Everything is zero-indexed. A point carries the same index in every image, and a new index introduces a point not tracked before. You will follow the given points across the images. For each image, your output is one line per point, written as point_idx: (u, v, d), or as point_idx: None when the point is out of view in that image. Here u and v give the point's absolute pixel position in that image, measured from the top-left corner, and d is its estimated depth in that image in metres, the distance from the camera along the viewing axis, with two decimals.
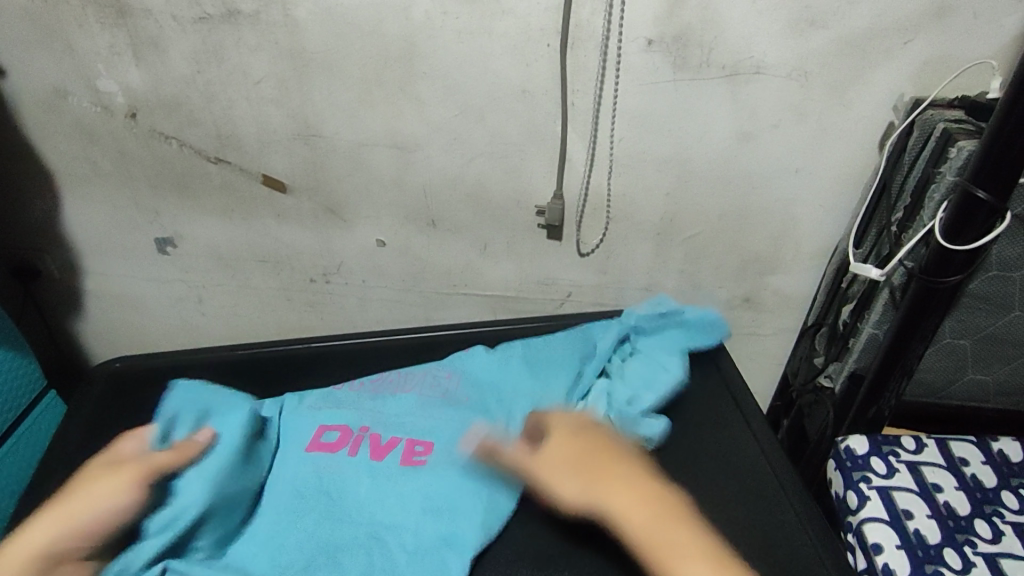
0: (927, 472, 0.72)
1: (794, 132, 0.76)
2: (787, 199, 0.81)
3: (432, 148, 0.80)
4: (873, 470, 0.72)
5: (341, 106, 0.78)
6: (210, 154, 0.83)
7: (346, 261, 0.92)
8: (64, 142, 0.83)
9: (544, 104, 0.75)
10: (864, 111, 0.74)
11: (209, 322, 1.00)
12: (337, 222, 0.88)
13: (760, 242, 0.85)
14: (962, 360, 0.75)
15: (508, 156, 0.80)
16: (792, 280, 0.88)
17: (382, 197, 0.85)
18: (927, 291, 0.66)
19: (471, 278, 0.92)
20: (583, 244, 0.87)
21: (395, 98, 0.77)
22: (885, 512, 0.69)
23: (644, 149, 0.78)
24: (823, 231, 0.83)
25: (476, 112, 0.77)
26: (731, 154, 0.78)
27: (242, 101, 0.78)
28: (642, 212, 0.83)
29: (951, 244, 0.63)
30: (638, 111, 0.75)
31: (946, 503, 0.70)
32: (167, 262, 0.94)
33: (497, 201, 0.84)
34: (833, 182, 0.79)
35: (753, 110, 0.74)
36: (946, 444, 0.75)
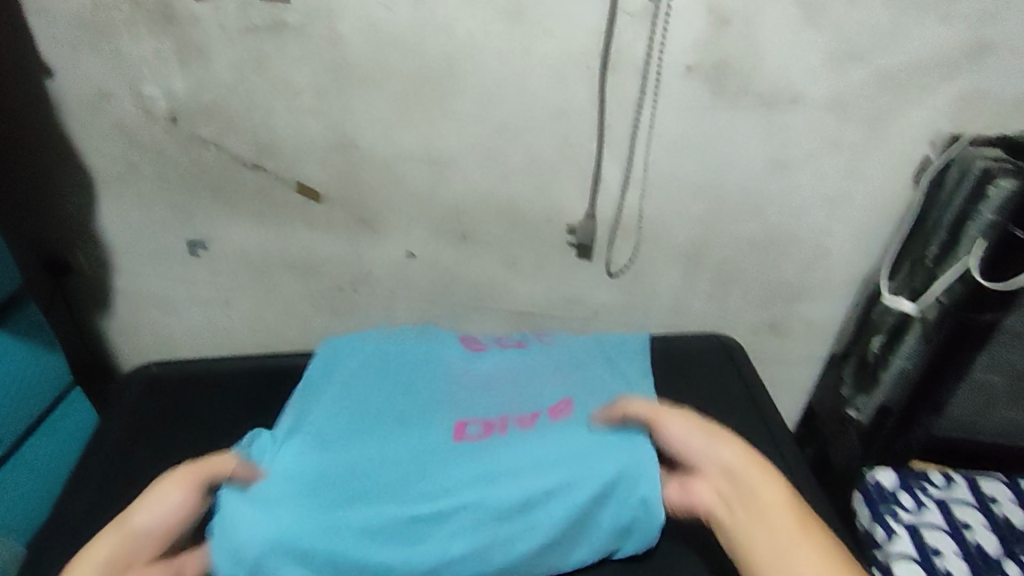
0: (957, 508, 0.72)
1: (828, 162, 0.76)
2: (818, 228, 0.81)
3: (467, 165, 0.81)
4: (901, 505, 0.72)
5: (380, 119, 0.79)
6: (247, 160, 0.84)
7: (374, 272, 0.93)
8: (104, 142, 0.85)
9: (580, 125, 0.76)
10: (900, 144, 0.74)
11: (235, 325, 1.01)
12: (368, 233, 0.89)
13: (789, 270, 0.85)
14: (994, 395, 0.74)
15: (542, 174, 0.81)
16: (820, 310, 0.88)
17: (414, 210, 0.86)
18: (961, 326, 0.66)
19: (497, 294, 0.92)
20: (614, 265, 0.87)
21: (433, 113, 0.78)
22: (913, 548, 0.69)
23: (677, 174, 0.79)
24: (852, 261, 0.83)
25: (512, 130, 0.78)
26: (764, 182, 0.78)
27: (283, 110, 0.80)
28: (673, 235, 0.83)
29: (988, 283, 0.63)
30: (672, 136, 0.76)
31: (976, 543, 0.69)
32: (198, 264, 0.95)
33: (528, 218, 0.84)
34: (864, 212, 0.79)
35: (789, 138, 0.75)
36: (976, 482, 0.75)
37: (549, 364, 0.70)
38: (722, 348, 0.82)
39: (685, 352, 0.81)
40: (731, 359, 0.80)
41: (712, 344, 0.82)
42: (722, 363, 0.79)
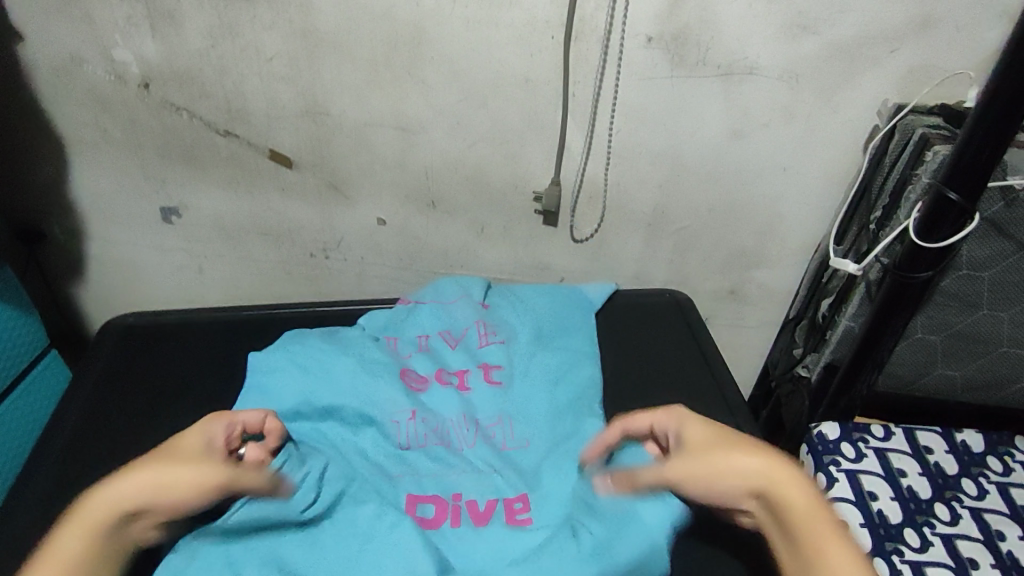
0: (893, 457, 0.77)
1: (782, 132, 0.79)
2: (773, 196, 0.85)
3: (436, 132, 0.83)
4: (843, 455, 0.76)
5: (350, 86, 0.81)
6: (219, 127, 0.86)
7: (346, 238, 0.95)
8: (77, 109, 0.86)
9: (546, 94, 0.79)
10: (850, 114, 0.77)
11: (209, 291, 1.03)
12: (339, 199, 0.91)
13: (746, 237, 0.89)
14: (932, 354, 0.79)
15: (509, 142, 0.83)
16: (776, 276, 0.92)
17: (384, 176, 0.88)
18: (899, 285, 0.70)
19: (467, 260, 0.95)
20: (579, 231, 0.90)
21: (402, 81, 0.80)
22: (851, 493, 0.74)
23: (639, 143, 0.82)
24: (805, 228, 0.87)
25: (479, 99, 0.80)
26: (722, 151, 0.81)
27: (254, 76, 0.81)
28: (635, 202, 0.86)
29: (924, 242, 0.67)
30: (634, 105, 0.79)
31: (909, 487, 0.75)
32: (171, 231, 0.96)
33: (496, 185, 0.87)
34: (817, 181, 0.83)
35: (745, 108, 0.78)
36: (913, 433, 0.80)
37: (531, 350, 0.76)
38: (676, 304, 0.90)
39: (639, 305, 0.90)
40: (681, 312, 0.89)
41: (666, 300, 0.91)
42: (671, 315, 0.89)
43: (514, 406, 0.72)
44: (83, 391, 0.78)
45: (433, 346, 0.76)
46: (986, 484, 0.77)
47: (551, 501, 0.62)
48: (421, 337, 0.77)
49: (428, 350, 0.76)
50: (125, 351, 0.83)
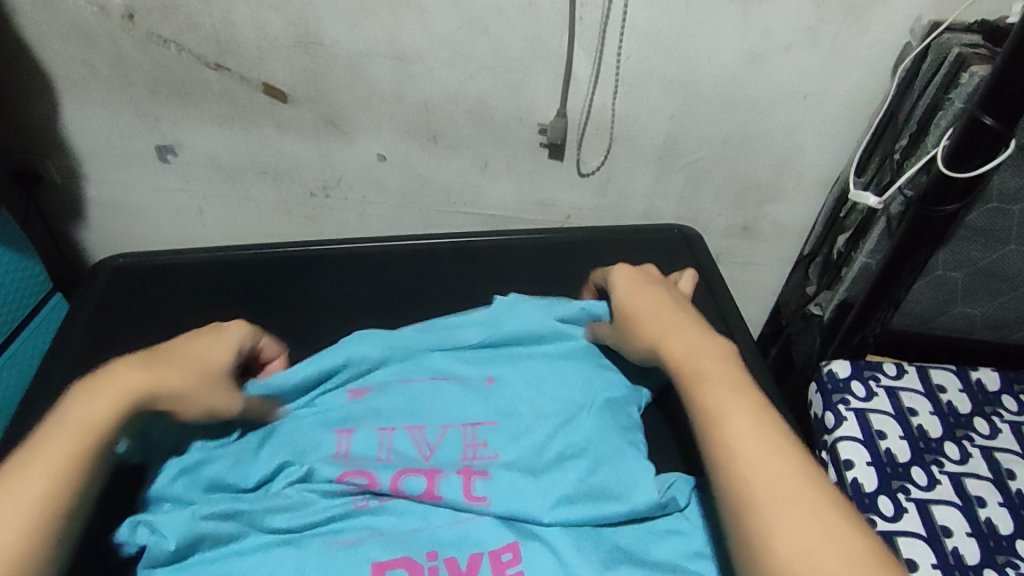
0: (905, 396, 0.75)
1: (804, 55, 0.74)
2: (791, 126, 0.80)
3: (435, 62, 0.79)
4: (853, 393, 0.74)
5: (342, 13, 0.76)
6: (210, 60, 0.82)
7: (346, 176, 0.92)
8: (62, 44, 0.82)
9: (551, 17, 0.73)
10: (879, 34, 0.72)
11: (210, 233, 1.01)
12: (337, 134, 0.87)
13: (761, 170, 0.84)
14: (952, 291, 0.76)
15: (512, 72, 0.79)
16: (792, 211, 0.88)
17: (383, 109, 0.84)
18: (923, 219, 0.66)
19: (470, 198, 0.92)
20: (585, 165, 0.86)
21: (398, 6, 0.75)
22: (859, 432, 0.72)
23: (650, 70, 0.77)
24: (825, 161, 0.82)
25: (480, 24, 0.75)
26: (738, 78, 0.76)
27: (242, 4, 0.76)
28: (645, 133, 0.82)
29: (950, 172, 0.63)
30: (645, 27, 0.73)
31: (919, 427, 0.73)
32: (169, 171, 0.94)
33: (500, 119, 0.83)
34: (839, 109, 0.78)
35: (766, 28, 0.72)
36: (926, 371, 0.78)
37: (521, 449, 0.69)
38: (683, 239, 0.88)
39: (644, 240, 0.88)
40: (688, 247, 0.87)
41: (673, 236, 0.88)
42: (678, 251, 0.87)
43: (509, 481, 0.66)
44: (86, 340, 0.79)
45: (397, 443, 0.70)
46: (999, 423, 0.75)
47: (539, 547, 0.62)
48: (383, 432, 0.70)
49: (394, 451, 0.69)
50: (122, 290, 0.84)
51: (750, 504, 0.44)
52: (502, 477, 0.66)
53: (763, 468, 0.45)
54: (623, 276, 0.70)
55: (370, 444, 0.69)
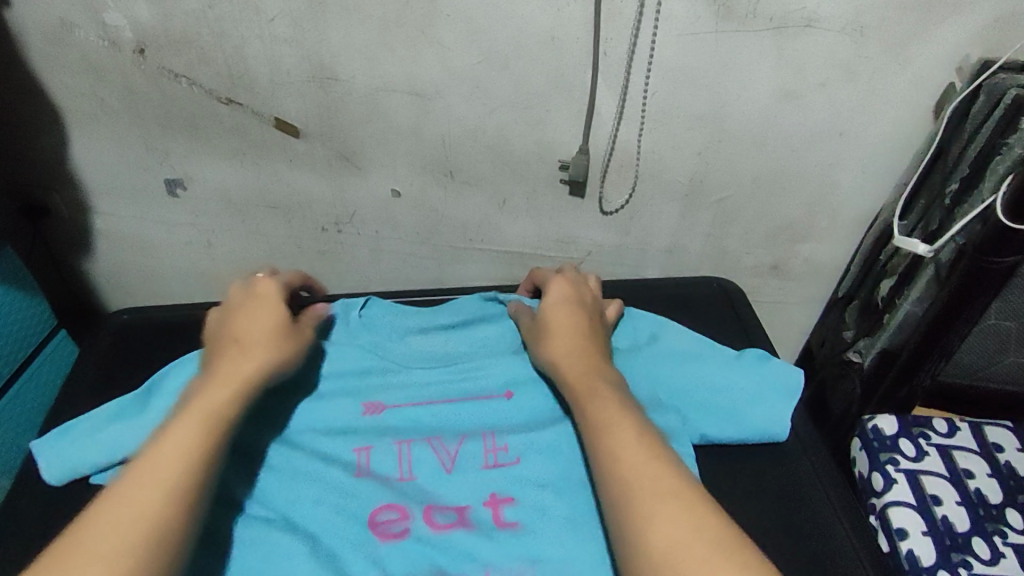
0: (958, 456, 0.71)
1: (841, 91, 0.70)
2: (826, 164, 0.76)
3: (453, 98, 0.76)
4: (902, 453, 0.70)
5: (359, 48, 0.74)
6: (221, 94, 0.79)
7: (359, 212, 0.89)
8: (71, 77, 0.80)
9: (574, 52, 0.70)
10: (922, 70, 0.68)
11: (219, 267, 0.99)
12: (350, 170, 0.85)
13: (794, 207, 0.80)
14: (1004, 341, 0.72)
15: (533, 107, 0.76)
16: (826, 249, 0.84)
17: (398, 145, 0.82)
18: (978, 270, 0.63)
19: (488, 234, 0.89)
20: (608, 203, 0.83)
21: (416, 42, 0.72)
22: (911, 497, 0.67)
23: (677, 106, 0.73)
24: (861, 199, 0.79)
25: (500, 59, 0.72)
26: (770, 115, 0.73)
27: (256, 39, 0.74)
28: (671, 171, 0.79)
29: (1013, 224, 0.59)
30: (673, 63, 0.70)
31: (977, 491, 0.68)
32: (177, 205, 0.92)
33: (519, 155, 0.80)
34: (877, 146, 0.74)
35: (801, 65, 0.69)
36: (980, 428, 0.73)
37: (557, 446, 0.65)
38: (723, 293, 0.84)
39: (681, 296, 0.84)
40: (729, 301, 0.83)
41: (713, 289, 0.84)
42: (719, 306, 0.83)
43: (539, 553, 0.58)
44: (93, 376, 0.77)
45: (417, 457, 0.64)
46: None
47: None
48: (400, 445, 0.65)
49: (414, 465, 0.63)
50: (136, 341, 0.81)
51: (619, 464, 0.50)
52: (522, 490, 0.62)
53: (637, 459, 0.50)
54: (558, 286, 0.70)
55: (391, 464, 0.63)
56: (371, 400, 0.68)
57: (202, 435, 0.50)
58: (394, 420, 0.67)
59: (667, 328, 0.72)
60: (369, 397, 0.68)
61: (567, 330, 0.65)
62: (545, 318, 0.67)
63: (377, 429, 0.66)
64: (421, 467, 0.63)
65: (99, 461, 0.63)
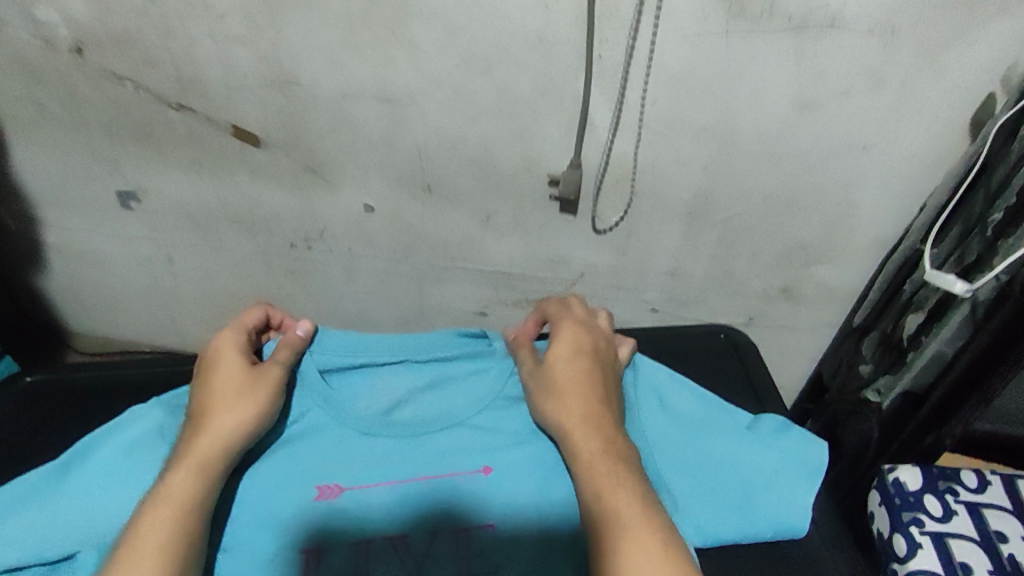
0: (990, 516, 0.64)
1: (868, 101, 0.62)
2: (847, 182, 0.68)
3: (429, 105, 0.68)
4: (927, 512, 0.64)
5: (322, 49, 0.65)
6: (172, 100, 0.71)
7: (330, 228, 0.81)
8: (4, 80, 0.71)
9: (564, 55, 0.62)
10: (962, 79, 0.59)
11: (182, 284, 0.91)
12: (319, 183, 0.77)
13: (810, 228, 0.72)
14: None
15: (519, 116, 0.67)
16: (843, 273, 0.76)
17: (369, 157, 0.73)
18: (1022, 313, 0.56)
19: (471, 252, 0.81)
20: (602, 221, 0.75)
21: (385, 42, 0.64)
22: (938, 564, 0.61)
23: (680, 116, 0.65)
24: (884, 220, 0.70)
25: (481, 63, 0.64)
26: (786, 127, 0.65)
27: (206, 38, 0.65)
28: (673, 187, 0.71)
29: None
30: (677, 68, 0.61)
31: (1011, 557, 0.62)
32: (132, 218, 0.84)
33: (503, 169, 0.72)
34: (905, 162, 0.66)
35: (824, 71, 0.60)
36: (1014, 483, 0.66)
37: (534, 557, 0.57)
38: (732, 348, 0.78)
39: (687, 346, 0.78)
40: (739, 358, 0.77)
41: (721, 342, 0.78)
42: (729, 364, 0.76)
43: None
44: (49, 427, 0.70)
45: (376, 564, 0.56)
46: None
47: None
48: (357, 549, 0.56)
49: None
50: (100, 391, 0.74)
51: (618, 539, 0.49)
52: None
53: (643, 537, 0.49)
54: (568, 332, 0.63)
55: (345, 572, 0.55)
56: (325, 483, 0.58)
57: (174, 530, 0.50)
58: (350, 509, 0.58)
59: (669, 385, 0.65)
60: (322, 480, 0.58)
61: (579, 385, 0.59)
62: (544, 379, 0.60)
63: (330, 522, 0.57)
64: (377, 571, 0.56)
65: (8, 563, 0.54)
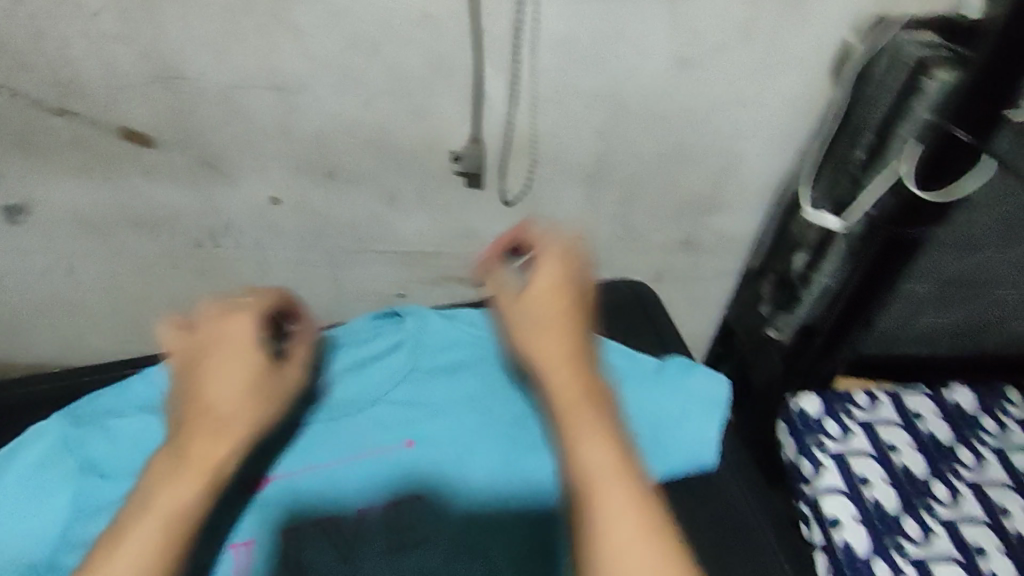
0: (882, 431, 0.70)
1: (739, 56, 0.66)
2: (730, 134, 0.72)
3: (322, 89, 0.68)
4: (829, 436, 0.69)
5: (203, 40, 0.64)
6: (51, 104, 0.68)
7: (236, 222, 0.80)
8: None
9: (449, 30, 0.63)
10: (821, 29, 0.64)
11: (86, 295, 0.87)
12: (218, 178, 0.75)
13: (703, 181, 0.76)
14: (920, 305, 0.70)
15: (413, 94, 0.68)
16: (738, 221, 0.80)
17: (267, 147, 0.73)
18: (891, 242, 0.60)
19: (382, 233, 0.81)
20: (508, 192, 0.77)
21: (268, 29, 0.63)
22: (843, 484, 0.67)
23: (569, 82, 0.67)
24: (768, 167, 0.75)
25: (369, 43, 0.64)
26: (668, 86, 0.68)
27: (80, 37, 0.63)
28: (571, 152, 0.73)
29: (921, 192, 0.56)
30: (560, 35, 0.63)
31: (903, 467, 0.68)
32: (24, 232, 0.80)
33: (404, 148, 0.73)
34: (780, 111, 0.70)
35: (695, 30, 0.63)
36: (900, 397, 0.72)
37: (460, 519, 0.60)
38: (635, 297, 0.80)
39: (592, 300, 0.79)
40: (642, 308, 0.79)
41: (625, 295, 0.80)
42: (633, 315, 0.78)
43: None
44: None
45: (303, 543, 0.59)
46: (981, 449, 0.70)
47: None
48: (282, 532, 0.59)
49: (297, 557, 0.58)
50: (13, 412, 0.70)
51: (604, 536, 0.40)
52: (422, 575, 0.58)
53: (610, 475, 0.42)
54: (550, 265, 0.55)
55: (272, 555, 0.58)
56: (243, 470, 0.60)
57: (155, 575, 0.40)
58: (275, 493, 0.60)
59: None
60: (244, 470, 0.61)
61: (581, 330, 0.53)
62: (529, 308, 0.54)
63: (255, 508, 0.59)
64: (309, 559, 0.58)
65: None
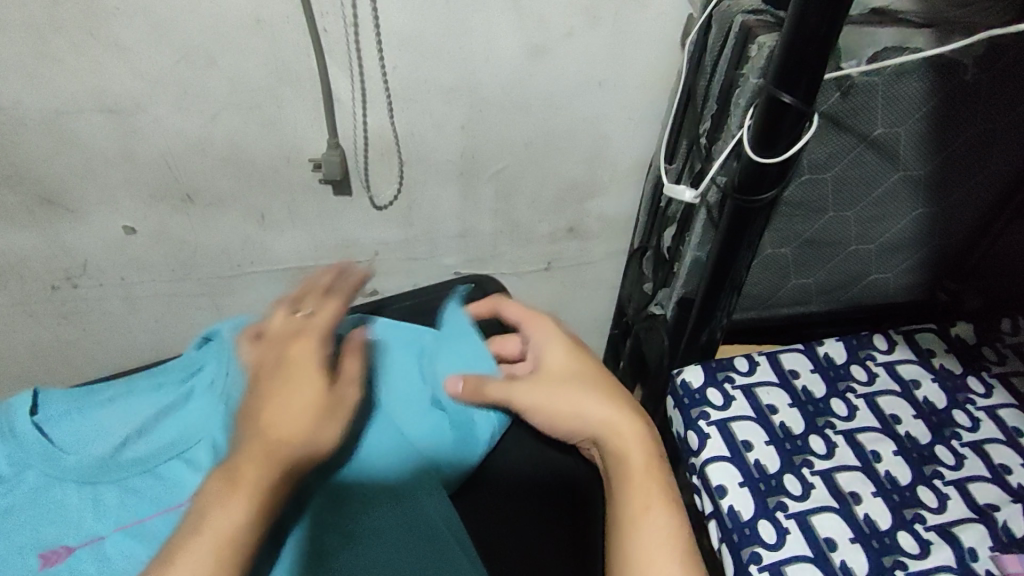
0: (762, 393, 0.69)
1: (589, 39, 0.65)
2: (593, 118, 0.72)
3: (160, 108, 0.63)
4: (710, 404, 0.67)
5: (13, 65, 0.58)
6: None
7: (92, 260, 0.74)
8: None
9: (288, 34, 0.60)
10: (662, 7, 0.64)
11: None
12: (61, 213, 0.69)
13: (575, 166, 0.76)
14: (785, 268, 0.73)
15: (262, 105, 0.65)
16: (615, 202, 0.81)
17: (110, 175, 0.67)
18: (742, 210, 0.61)
19: (256, 254, 0.77)
20: (380, 197, 0.74)
21: (86, 47, 0.58)
22: (725, 448, 0.65)
23: (423, 79, 0.65)
24: (634, 146, 0.76)
25: (202, 55, 0.60)
26: (525, 75, 0.67)
27: None
28: (438, 150, 0.71)
29: (762, 158, 0.56)
30: (404, 31, 0.61)
31: (782, 425, 0.67)
32: None
33: (262, 162, 0.69)
34: (637, 91, 0.71)
35: (543, 16, 0.63)
36: (777, 358, 0.72)
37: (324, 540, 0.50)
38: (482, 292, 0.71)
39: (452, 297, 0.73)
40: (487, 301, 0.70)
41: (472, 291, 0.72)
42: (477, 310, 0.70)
43: None
44: None
45: None
46: (855, 400, 0.70)
47: None
48: None
49: None
50: None
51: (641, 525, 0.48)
52: None
53: (653, 487, 0.49)
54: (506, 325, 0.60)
55: None
56: (49, 548, 0.47)
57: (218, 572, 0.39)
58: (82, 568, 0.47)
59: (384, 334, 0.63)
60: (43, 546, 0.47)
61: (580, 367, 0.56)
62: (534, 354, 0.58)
63: None
64: None
65: None
